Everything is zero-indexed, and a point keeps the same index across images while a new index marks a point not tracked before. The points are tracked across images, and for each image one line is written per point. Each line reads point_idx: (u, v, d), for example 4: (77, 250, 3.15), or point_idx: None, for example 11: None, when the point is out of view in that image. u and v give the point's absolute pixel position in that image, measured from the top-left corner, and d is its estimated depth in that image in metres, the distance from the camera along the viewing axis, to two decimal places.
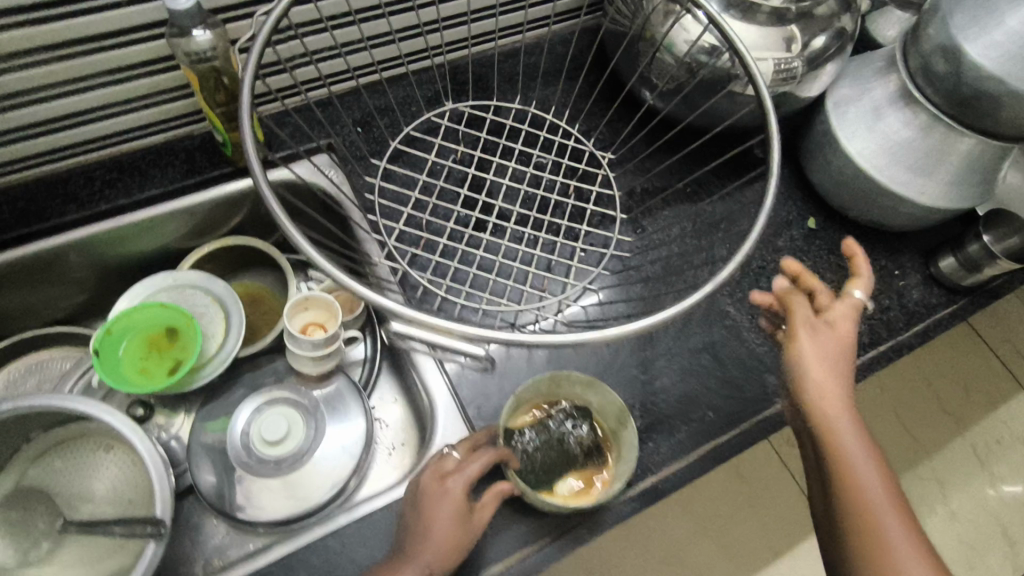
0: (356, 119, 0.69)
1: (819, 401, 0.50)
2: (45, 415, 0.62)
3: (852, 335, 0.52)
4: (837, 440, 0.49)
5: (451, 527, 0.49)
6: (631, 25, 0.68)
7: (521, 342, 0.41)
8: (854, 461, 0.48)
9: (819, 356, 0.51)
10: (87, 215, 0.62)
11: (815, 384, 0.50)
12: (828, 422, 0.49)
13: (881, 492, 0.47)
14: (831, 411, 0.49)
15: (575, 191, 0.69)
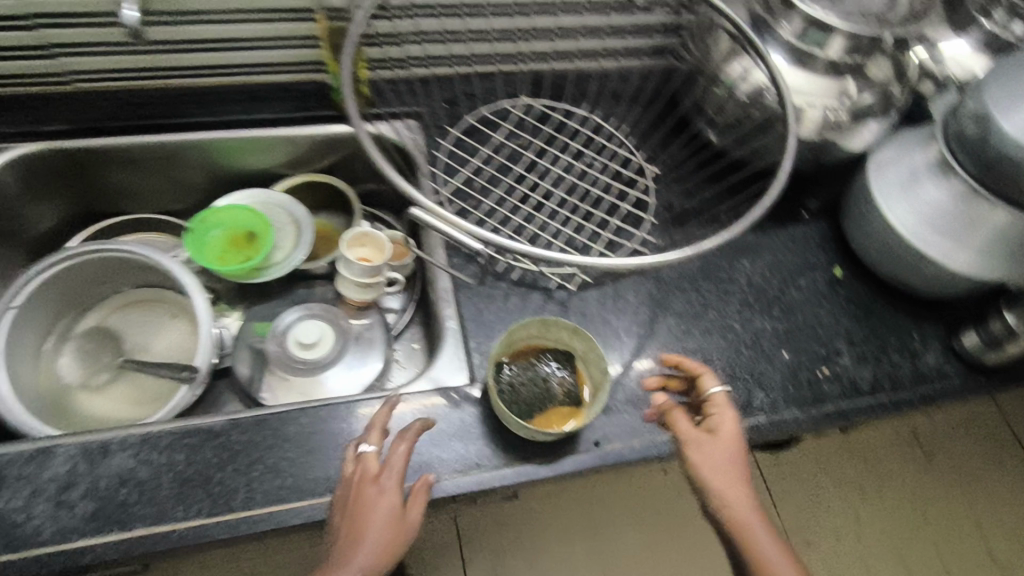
0: (444, 98, 0.80)
1: (722, 497, 0.53)
2: (138, 271, 0.75)
3: (732, 433, 0.55)
4: (743, 527, 0.51)
5: (389, 524, 0.52)
6: (695, 62, 0.76)
7: (513, 246, 0.50)
8: (762, 546, 0.50)
9: (712, 465, 0.54)
10: (215, 120, 0.77)
11: (717, 487, 0.53)
12: (733, 515, 0.52)
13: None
14: (730, 502, 0.52)
15: (616, 191, 0.75)
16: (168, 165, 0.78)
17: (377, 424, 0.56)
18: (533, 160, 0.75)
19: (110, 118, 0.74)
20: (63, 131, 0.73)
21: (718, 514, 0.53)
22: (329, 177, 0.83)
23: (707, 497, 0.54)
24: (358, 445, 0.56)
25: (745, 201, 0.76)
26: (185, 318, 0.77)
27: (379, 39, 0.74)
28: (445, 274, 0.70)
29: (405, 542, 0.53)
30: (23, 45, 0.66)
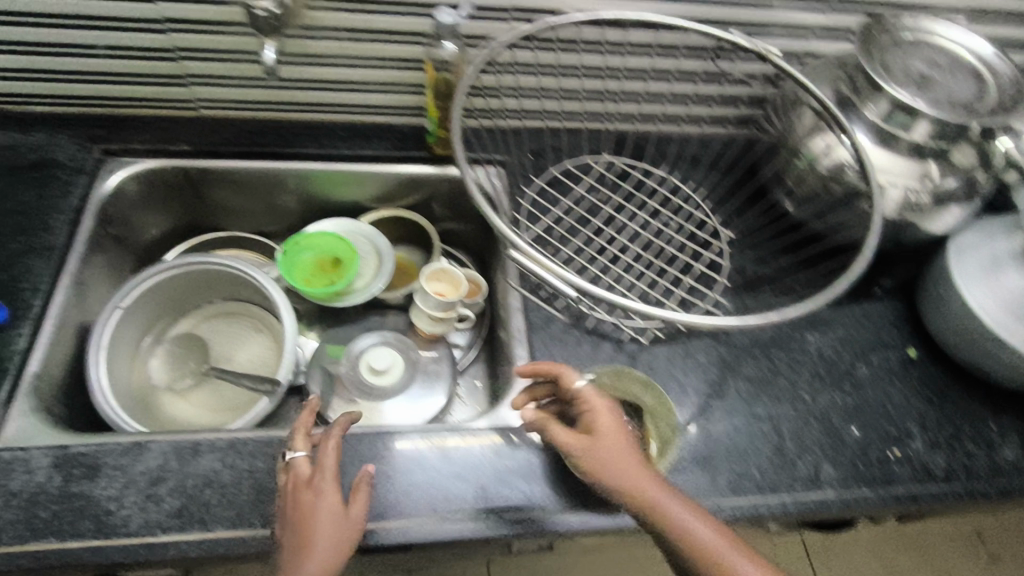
0: (531, 148, 0.83)
1: (634, 489, 0.49)
2: (232, 284, 0.80)
3: (610, 422, 0.52)
4: (667, 514, 0.48)
5: (331, 523, 0.51)
6: (778, 134, 0.78)
7: (597, 294, 0.52)
8: (697, 530, 0.47)
9: (614, 466, 0.50)
10: (318, 153, 0.81)
11: (621, 485, 0.50)
12: (658, 508, 0.48)
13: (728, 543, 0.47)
14: (647, 492, 0.49)
15: (692, 251, 0.76)
16: (268, 188, 0.84)
17: (302, 431, 0.57)
18: (611, 214, 0.78)
19: (226, 143, 0.80)
20: (184, 152, 0.79)
21: (636, 512, 0.49)
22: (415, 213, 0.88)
23: (621, 501, 0.50)
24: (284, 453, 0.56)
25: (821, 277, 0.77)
26: (268, 334, 0.82)
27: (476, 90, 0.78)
28: (520, 316, 0.73)
29: (355, 541, 0.52)
30: (164, 74, 0.74)
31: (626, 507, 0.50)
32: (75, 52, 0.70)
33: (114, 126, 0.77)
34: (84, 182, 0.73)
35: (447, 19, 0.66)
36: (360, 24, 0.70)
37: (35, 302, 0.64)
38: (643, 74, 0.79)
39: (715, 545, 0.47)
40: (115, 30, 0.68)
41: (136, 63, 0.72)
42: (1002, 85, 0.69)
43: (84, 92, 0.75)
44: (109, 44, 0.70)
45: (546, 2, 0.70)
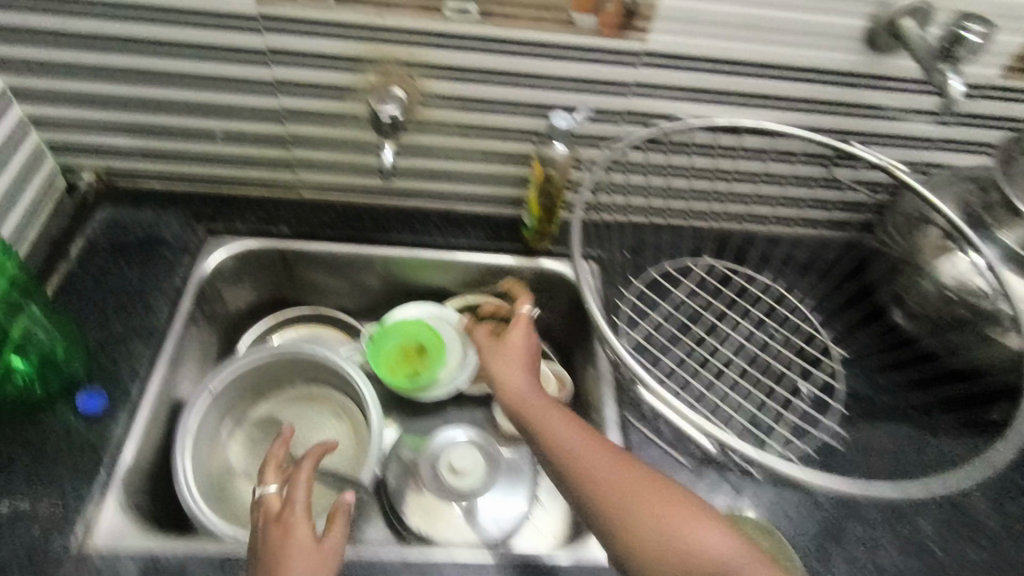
0: (627, 244, 0.80)
1: (541, 407, 0.59)
2: (315, 367, 0.78)
3: (518, 338, 0.67)
4: (578, 439, 0.55)
5: (306, 551, 0.53)
6: (898, 248, 0.72)
7: (721, 437, 0.50)
8: (605, 457, 0.53)
9: (506, 373, 0.64)
10: (412, 240, 0.80)
11: (508, 392, 0.62)
12: (573, 436, 0.55)
13: (583, 447, 0.54)
14: (524, 403, 0.61)
15: (801, 369, 0.71)
16: (361, 271, 0.84)
17: (269, 465, 0.60)
18: (714, 323, 0.74)
19: (325, 227, 0.80)
20: (284, 234, 0.79)
21: (543, 440, 0.57)
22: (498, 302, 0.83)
23: (532, 426, 0.58)
24: (257, 488, 0.59)
25: (953, 418, 0.69)
26: (347, 420, 0.79)
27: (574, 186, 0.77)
28: (617, 430, 0.70)
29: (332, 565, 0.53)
30: (275, 159, 0.75)
31: (513, 418, 0.61)
32: (197, 137, 0.73)
33: (220, 206, 0.79)
34: (187, 263, 0.74)
35: (561, 123, 0.65)
36: (471, 120, 0.70)
37: (133, 390, 0.63)
38: (755, 178, 0.76)
39: (618, 466, 0.53)
40: (238, 120, 0.70)
41: (251, 149, 0.74)
42: None
43: (199, 173, 0.77)
44: (230, 132, 0.72)
45: (661, 109, 0.69)
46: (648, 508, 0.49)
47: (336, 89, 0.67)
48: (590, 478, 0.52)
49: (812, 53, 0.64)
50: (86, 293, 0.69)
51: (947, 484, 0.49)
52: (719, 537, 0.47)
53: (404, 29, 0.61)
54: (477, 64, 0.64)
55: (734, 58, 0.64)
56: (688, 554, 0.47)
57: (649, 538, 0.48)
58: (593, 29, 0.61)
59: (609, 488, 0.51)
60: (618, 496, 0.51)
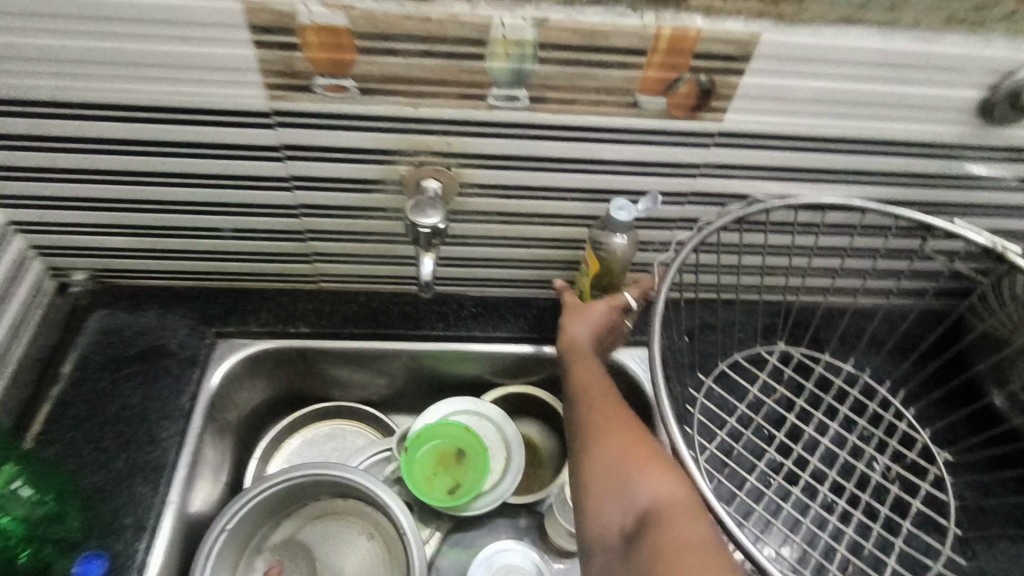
0: (687, 327, 0.71)
1: (579, 350, 0.59)
2: (342, 484, 0.70)
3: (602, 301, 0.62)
4: (587, 375, 0.57)
5: None
6: (1011, 338, 0.62)
7: None
8: (609, 393, 0.55)
9: (574, 317, 0.62)
10: (450, 335, 0.71)
11: (566, 329, 0.61)
12: (587, 368, 0.58)
13: (609, 392, 0.55)
14: (572, 339, 0.60)
15: (898, 478, 0.62)
16: (390, 365, 0.75)
17: None
18: (796, 425, 0.65)
19: (348, 320, 0.71)
20: (302, 333, 0.70)
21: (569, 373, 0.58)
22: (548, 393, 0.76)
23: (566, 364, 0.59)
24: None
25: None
26: (380, 541, 0.70)
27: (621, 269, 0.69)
28: None
29: None
30: (292, 252, 0.67)
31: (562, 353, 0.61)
32: (202, 234, 0.64)
33: (229, 303, 0.70)
34: (196, 377, 0.65)
35: (621, 216, 0.56)
36: (515, 208, 0.61)
37: (139, 545, 0.55)
38: (835, 253, 0.68)
39: (607, 403, 0.54)
40: (250, 216, 0.62)
41: (265, 243, 0.66)
42: None
43: (206, 269, 0.69)
44: (239, 228, 0.64)
45: (733, 188, 0.60)
46: (612, 438, 0.50)
47: (364, 183, 0.58)
48: (582, 405, 0.54)
49: (909, 125, 0.55)
50: (82, 421, 0.61)
51: None
52: (666, 483, 0.47)
53: (442, 118, 0.53)
54: (525, 151, 0.56)
55: (819, 135, 0.56)
56: (626, 475, 0.48)
57: (598, 460, 0.50)
58: (661, 111, 0.52)
59: (595, 410, 0.53)
60: (598, 419, 0.52)
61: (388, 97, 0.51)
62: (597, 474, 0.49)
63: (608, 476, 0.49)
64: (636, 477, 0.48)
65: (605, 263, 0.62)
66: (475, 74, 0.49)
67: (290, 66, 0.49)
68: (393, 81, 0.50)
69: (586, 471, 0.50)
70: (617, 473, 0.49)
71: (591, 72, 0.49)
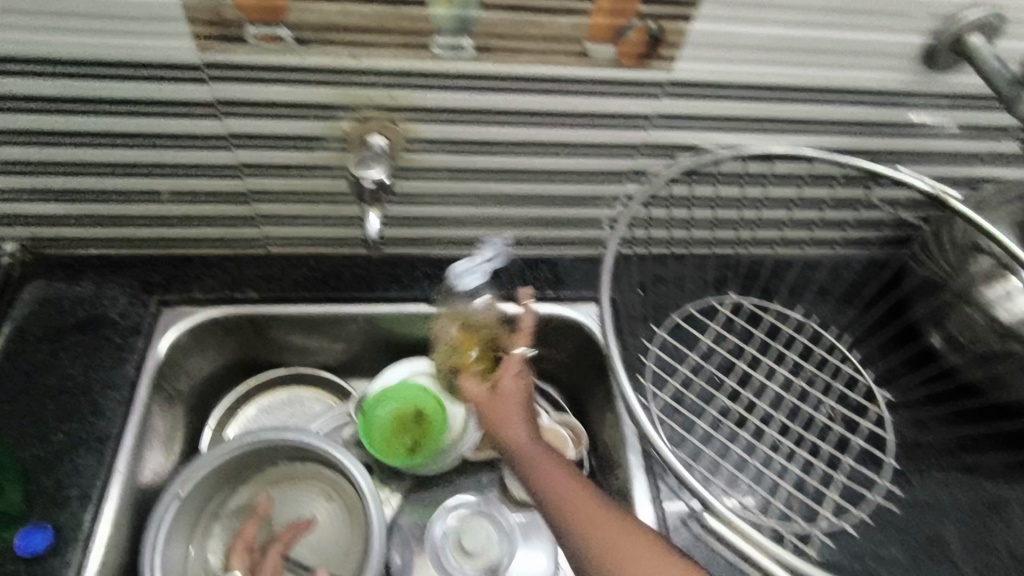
0: (641, 281, 0.73)
1: (527, 452, 0.55)
2: (299, 449, 0.69)
3: (509, 379, 0.59)
4: (564, 488, 0.51)
5: None
6: (949, 278, 0.65)
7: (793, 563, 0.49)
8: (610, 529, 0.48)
9: (503, 415, 0.58)
10: (404, 296, 0.70)
11: (503, 432, 0.57)
12: (577, 502, 0.50)
13: (595, 497, 0.51)
14: (518, 440, 0.56)
15: (842, 418, 0.65)
16: (345, 329, 0.74)
17: (240, 544, 0.66)
18: (747, 372, 0.67)
19: (299, 285, 0.69)
20: (251, 299, 0.68)
21: (537, 482, 0.53)
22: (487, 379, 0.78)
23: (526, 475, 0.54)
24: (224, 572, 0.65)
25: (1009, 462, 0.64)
26: (340, 504, 0.71)
27: (569, 223, 0.69)
28: (648, 505, 0.63)
29: None
30: (233, 215, 0.64)
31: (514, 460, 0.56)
32: (137, 197, 0.61)
33: (171, 270, 0.67)
34: (140, 346, 0.63)
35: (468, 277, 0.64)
36: (465, 165, 0.60)
37: (85, 516, 0.54)
38: (785, 203, 0.69)
39: (603, 516, 0.49)
40: (188, 177, 0.59)
41: (205, 207, 0.63)
42: None
43: (144, 234, 0.66)
44: (177, 190, 0.61)
45: (684, 140, 0.60)
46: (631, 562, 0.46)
47: (307, 140, 0.56)
48: (574, 525, 0.49)
49: (855, 73, 0.56)
50: (18, 395, 0.58)
51: None
52: None
53: (385, 69, 0.51)
54: (473, 103, 0.54)
55: (768, 84, 0.56)
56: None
57: None
58: (610, 59, 0.52)
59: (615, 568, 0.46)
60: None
61: (328, 47, 0.49)
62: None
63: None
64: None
65: (471, 332, 0.66)
66: (419, 21, 0.47)
67: (218, 14, 0.46)
68: (330, 29, 0.47)
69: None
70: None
71: (539, 20, 0.48)
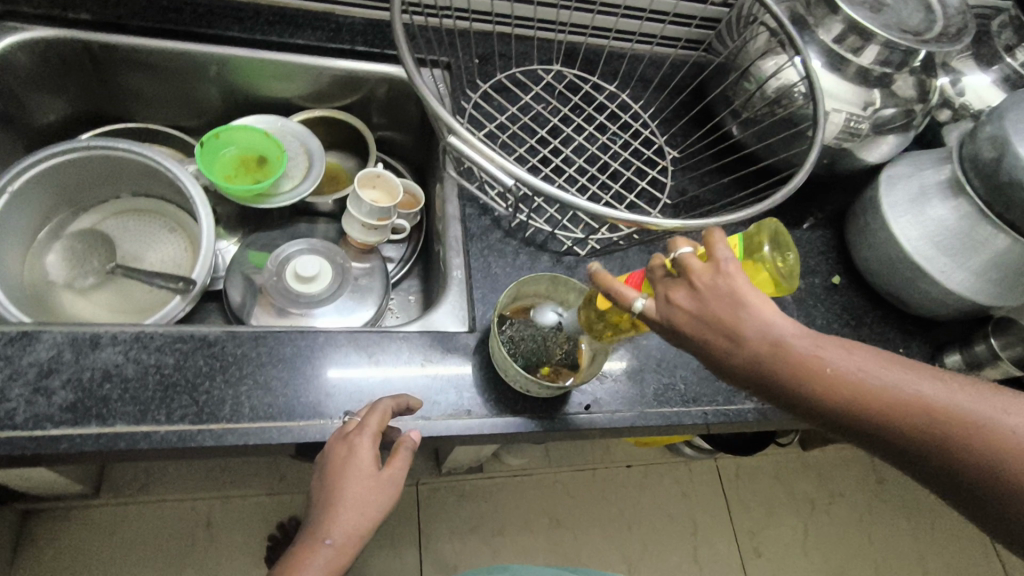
0: (477, 52, 0.80)
1: (724, 324, 0.40)
2: (143, 177, 0.74)
3: (731, 285, 0.40)
4: (723, 333, 0.40)
5: (360, 490, 0.49)
6: (726, 51, 0.75)
7: (542, 188, 0.46)
8: (835, 367, 0.39)
9: (738, 307, 0.40)
10: (243, 37, 0.74)
11: (719, 325, 0.40)
12: (788, 352, 0.39)
13: (758, 331, 0.39)
14: (735, 323, 0.39)
15: (635, 169, 0.76)
16: (186, 76, 0.76)
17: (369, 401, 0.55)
18: (558, 127, 0.77)
19: (137, 16, 0.72)
20: (86, 23, 0.70)
21: (791, 347, 0.39)
22: (339, 183, 0.85)
23: (697, 338, 0.40)
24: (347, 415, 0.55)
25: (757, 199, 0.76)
26: (184, 235, 0.77)
27: None
28: (459, 224, 0.70)
29: (385, 503, 0.50)
30: None
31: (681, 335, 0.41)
32: None
33: None
34: None
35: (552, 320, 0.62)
36: None
37: None
38: None
39: (895, 374, 0.39)
40: None
41: None
42: (950, 12, 0.68)
43: None
44: None
45: None
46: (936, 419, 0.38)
47: None
48: (761, 373, 0.40)
49: None
50: None
51: (733, 222, 0.51)
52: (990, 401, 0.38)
53: None
54: None
55: None
56: (975, 455, 0.37)
57: (920, 434, 0.38)
58: None
59: (838, 404, 0.39)
60: (886, 413, 0.38)
61: None
62: (914, 460, 0.39)
63: (982, 462, 0.37)
64: (963, 424, 0.37)
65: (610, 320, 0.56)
66: None
67: None
68: None
69: (900, 449, 0.39)
70: (946, 451, 0.37)
71: None
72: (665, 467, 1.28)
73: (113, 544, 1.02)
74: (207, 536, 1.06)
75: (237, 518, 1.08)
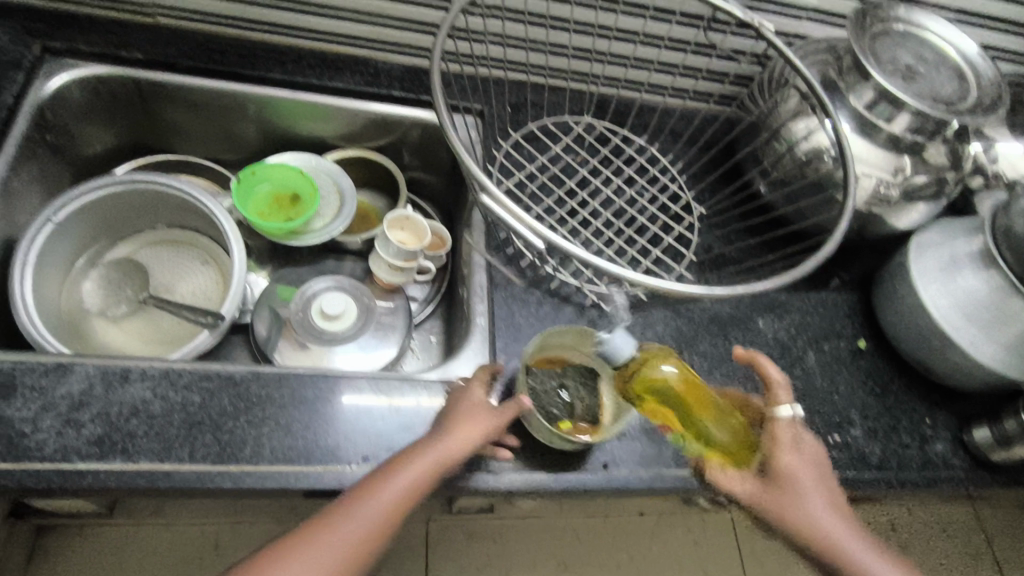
0: (509, 101, 0.81)
1: (789, 492, 0.54)
2: (181, 210, 0.76)
3: (812, 465, 0.55)
4: (788, 501, 0.53)
5: (468, 413, 0.55)
6: (756, 111, 0.76)
7: (572, 252, 0.47)
8: (857, 558, 0.52)
9: (806, 484, 0.54)
10: (285, 79, 0.76)
11: (784, 493, 0.54)
12: (824, 536, 0.52)
13: (812, 503, 0.53)
14: (794, 494, 0.54)
15: (662, 223, 0.76)
16: (228, 113, 0.79)
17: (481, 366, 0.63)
18: (586, 177, 0.78)
19: (185, 56, 0.74)
20: (137, 61, 0.73)
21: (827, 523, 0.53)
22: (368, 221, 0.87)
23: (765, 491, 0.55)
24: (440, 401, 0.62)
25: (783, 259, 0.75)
26: (215, 268, 0.78)
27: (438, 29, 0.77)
28: (484, 271, 0.71)
29: (485, 428, 0.55)
30: None
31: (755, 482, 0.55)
32: None
33: (58, 24, 0.72)
34: (20, 79, 0.68)
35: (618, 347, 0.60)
36: None
37: None
38: (634, 37, 0.78)
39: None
40: None
41: None
42: (984, 83, 0.68)
43: None
44: None
45: None
46: None
47: None
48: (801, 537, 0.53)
49: None
50: None
51: (759, 292, 0.51)
52: None
53: None
54: None
55: None
56: None
57: None
58: None
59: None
60: None
61: None
62: None
63: None
64: None
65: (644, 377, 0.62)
66: None
67: None
68: None
69: None
70: None
71: None
72: (679, 518, 1.24)
73: (123, 562, 1.03)
74: (215, 561, 1.06)
75: (246, 544, 1.08)
